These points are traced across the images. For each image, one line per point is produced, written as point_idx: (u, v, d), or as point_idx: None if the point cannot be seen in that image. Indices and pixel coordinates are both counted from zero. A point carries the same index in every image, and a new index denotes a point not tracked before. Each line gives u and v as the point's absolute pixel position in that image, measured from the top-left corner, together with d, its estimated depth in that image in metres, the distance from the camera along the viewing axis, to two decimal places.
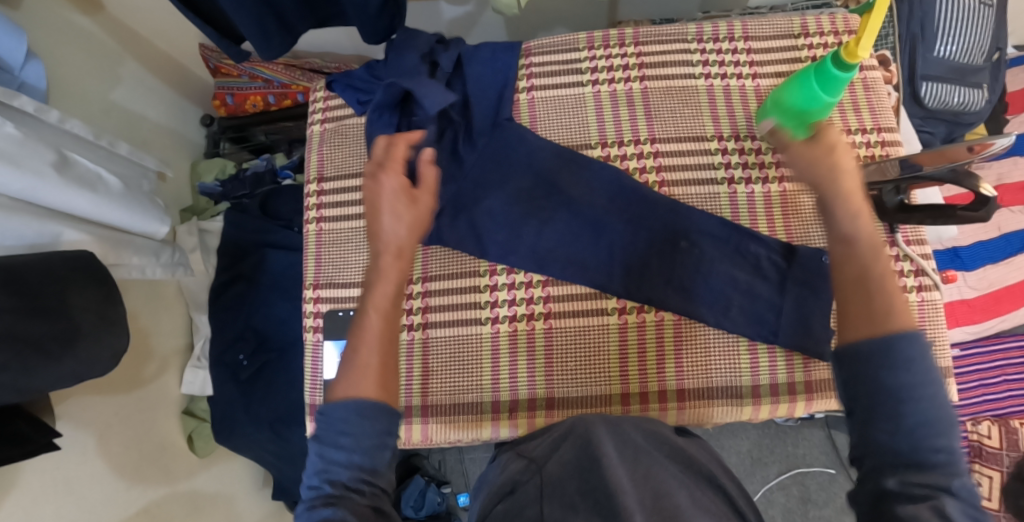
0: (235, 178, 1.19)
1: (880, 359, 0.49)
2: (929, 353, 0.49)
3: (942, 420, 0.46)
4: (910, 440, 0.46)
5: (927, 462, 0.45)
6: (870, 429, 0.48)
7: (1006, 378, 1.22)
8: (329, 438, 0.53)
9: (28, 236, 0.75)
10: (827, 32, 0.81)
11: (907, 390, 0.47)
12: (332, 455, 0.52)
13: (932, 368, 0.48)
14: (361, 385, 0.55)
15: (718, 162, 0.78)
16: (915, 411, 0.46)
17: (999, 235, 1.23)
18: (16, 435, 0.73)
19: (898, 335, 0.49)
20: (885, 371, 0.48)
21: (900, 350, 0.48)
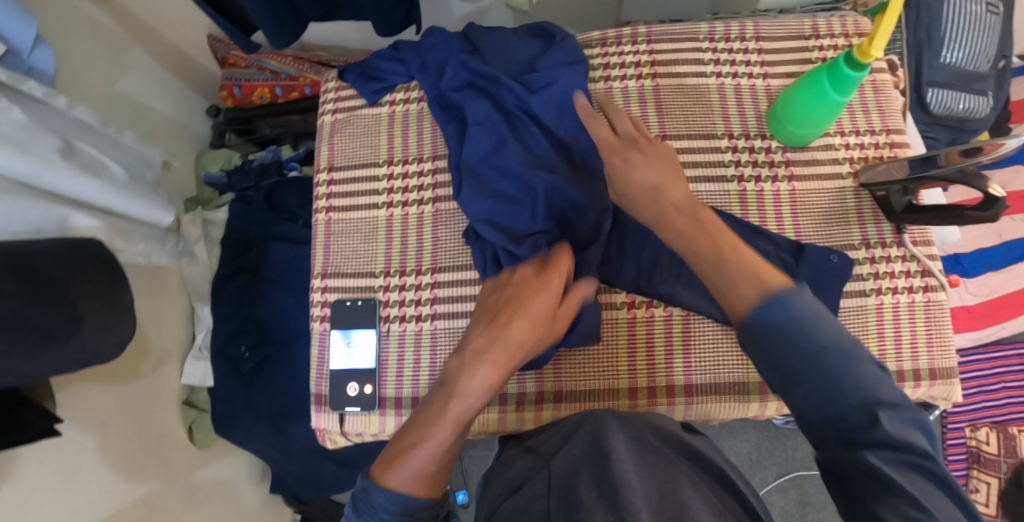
0: (240, 170, 1.18)
1: (771, 336, 0.50)
2: (811, 305, 0.50)
3: (844, 367, 0.47)
4: (824, 398, 0.47)
5: (847, 414, 0.47)
6: (791, 396, 0.50)
7: (1004, 386, 1.24)
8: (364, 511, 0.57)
9: (36, 220, 0.74)
10: (837, 34, 0.82)
11: (801, 352, 0.48)
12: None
13: (814, 317, 0.49)
14: (413, 479, 0.57)
15: (728, 160, 0.78)
16: (810, 366, 0.48)
17: (1000, 243, 1.24)
18: (17, 421, 0.73)
19: (764, 304, 0.51)
20: (772, 344, 0.50)
21: (771, 317, 0.50)
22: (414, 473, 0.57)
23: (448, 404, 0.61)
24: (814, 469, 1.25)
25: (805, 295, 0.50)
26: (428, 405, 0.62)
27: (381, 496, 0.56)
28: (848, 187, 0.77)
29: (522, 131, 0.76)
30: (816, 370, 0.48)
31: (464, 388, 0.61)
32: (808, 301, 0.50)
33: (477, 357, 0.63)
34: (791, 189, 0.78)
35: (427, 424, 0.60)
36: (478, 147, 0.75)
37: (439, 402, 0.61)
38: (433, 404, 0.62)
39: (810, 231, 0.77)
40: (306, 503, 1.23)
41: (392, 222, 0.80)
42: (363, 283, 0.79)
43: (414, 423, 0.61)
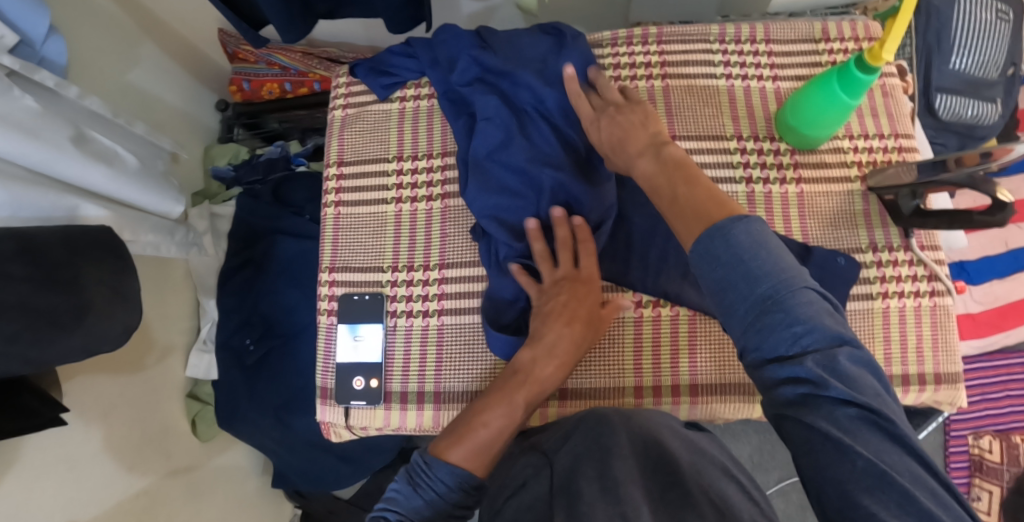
0: (247, 163, 1.18)
1: (721, 267, 0.48)
2: (758, 237, 0.48)
3: (790, 305, 0.45)
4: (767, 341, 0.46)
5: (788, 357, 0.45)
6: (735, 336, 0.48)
7: (1008, 394, 1.23)
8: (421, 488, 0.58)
9: (46, 209, 0.75)
10: (847, 38, 0.82)
11: (743, 291, 0.47)
12: (414, 503, 0.56)
13: (756, 254, 0.47)
14: (473, 456, 0.60)
15: (737, 162, 0.79)
16: (751, 305, 0.47)
17: (1007, 250, 1.24)
18: (23, 408, 0.73)
19: (709, 239, 0.49)
20: (718, 284, 0.48)
21: (716, 251, 0.49)
22: (475, 451, 0.60)
23: (513, 392, 0.65)
24: None
25: (754, 227, 0.48)
26: (490, 394, 0.66)
27: (441, 469, 0.58)
28: (855, 190, 0.78)
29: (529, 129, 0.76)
30: (758, 310, 0.46)
31: (536, 377, 0.66)
32: (752, 236, 0.48)
33: (549, 352, 0.67)
34: (799, 192, 0.78)
35: (488, 409, 0.64)
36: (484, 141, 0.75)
37: (505, 389, 0.65)
38: (496, 392, 0.65)
39: (817, 233, 0.77)
40: (307, 497, 1.23)
41: (400, 217, 0.81)
42: (370, 277, 0.79)
43: (474, 409, 0.64)
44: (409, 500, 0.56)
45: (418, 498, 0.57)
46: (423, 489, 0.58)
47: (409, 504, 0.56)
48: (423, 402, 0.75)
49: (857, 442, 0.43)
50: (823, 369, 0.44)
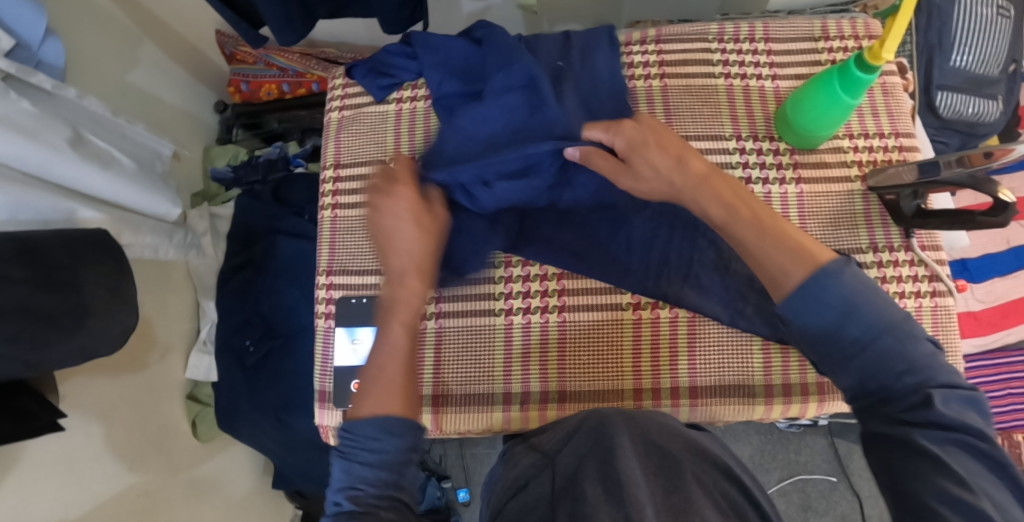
0: (247, 164, 1.19)
1: (829, 309, 0.52)
2: (857, 282, 0.52)
3: (895, 345, 0.51)
4: (871, 376, 0.52)
5: (894, 387, 0.51)
6: (839, 373, 0.53)
7: (1009, 391, 1.21)
8: (353, 454, 0.55)
9: (44, 211, 0.74)
10: (848, 36, 0.81)
11: (853, 331, 0.52)
12: (358, 470, 0.54)
13: (866, 297, 0.52)
14: (385, 402, 0.57)
15: (736, 161, 0.78)
16: (859, 341, 0.52)
17: (1008, 249, 1.24)
18: (22, 412, 0.73)
19: (810, 280, 0.53)
20: (826, 320, 0.52)
21: (822, 291, 0.52)
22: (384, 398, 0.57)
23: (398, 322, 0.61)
24: (816, 473, 1.25)
25: (854, 273, 0.53)
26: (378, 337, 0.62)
27: (362, 426, 0.55)
28: (856, 190, 0.77)
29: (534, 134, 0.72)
30: (865, 348, 0.51)
31: (402, 295, 0.62)
32: (859, 281, 0.53)
33: (399, 270, 0.63)
34: (799, 191, 0.77)
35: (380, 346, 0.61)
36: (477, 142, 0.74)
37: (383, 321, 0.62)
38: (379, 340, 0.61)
39: (818, 234, 0.76)
40: (308, 498, 1.23)
41: None
42: (368, 279, 0.79)
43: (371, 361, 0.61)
44: (352, 468, 0.55)
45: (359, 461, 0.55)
46: (353, 451, 0.55)
47: (353, 474, 0.54)
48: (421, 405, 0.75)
49: (954, 461, 0.47)
50: (934, 398, 0.49)
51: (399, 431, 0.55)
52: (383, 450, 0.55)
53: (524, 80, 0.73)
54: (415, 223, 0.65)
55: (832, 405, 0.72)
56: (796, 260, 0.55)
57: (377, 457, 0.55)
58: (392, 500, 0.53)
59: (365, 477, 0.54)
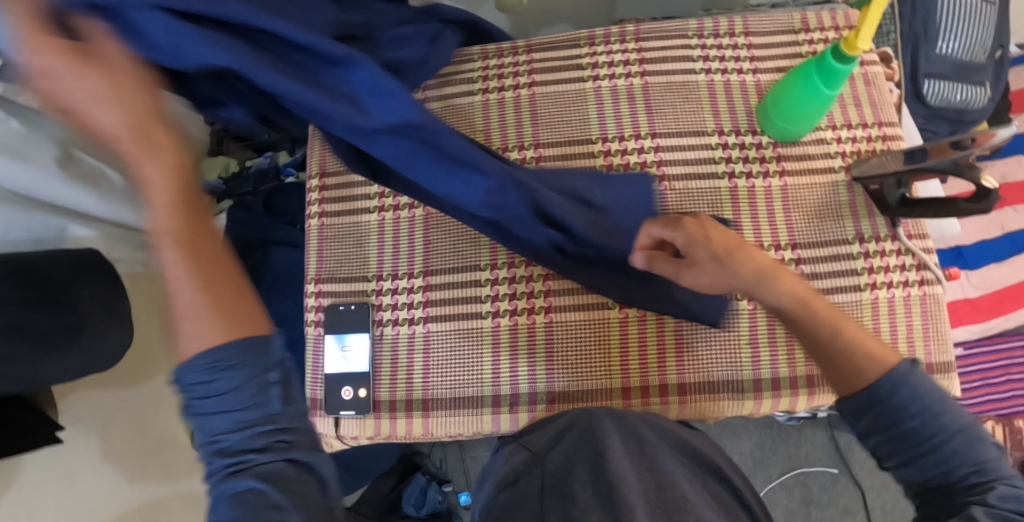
0: (238, 175, 1.16)
1: (897, 408, 0.54)
2: (928, 387, 0.55)
3: (965, 447, 0.52)
4: (939, 475, 0.53)
5: (962, 485, 0.51)
6: (907, 472, 0.54)
7: (1009, 378, 1.22)
8: (202, 404, 0.47)
9: (33, 229, 0.75)
10: (827, 28, 0.81)
11: (925, 431, 0.53)
12: (209, 422, 0.47)
13: (941, 402, 0.54)
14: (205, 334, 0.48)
15: (719, 157, 0.78)
16: (923, 438, 0.53)
17: (1002, 234, 1.24)
18: (19, 427, 0.73)
19: (881, 382, 0.55)
20: (897, 420, 0.54)
21: (896, 395, 0.54)
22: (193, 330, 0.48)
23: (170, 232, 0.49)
24: (817, 466, 1.24)
25: (923, 379, 0.55)
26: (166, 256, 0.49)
27: (190, 372, 0.47)
28: (840, 181, 0.77)
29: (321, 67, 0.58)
30: (935, 448, 0.53)
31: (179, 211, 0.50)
32: (930, 386, 0.55)
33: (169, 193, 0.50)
34: (782, 184, 0.77)
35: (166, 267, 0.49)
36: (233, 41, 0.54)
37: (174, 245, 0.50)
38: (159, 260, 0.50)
39: (803, 226, 0.76)
40: None
41: (384, 225, 0.81)
42: (356, 286, 0.79)
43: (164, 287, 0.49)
44: (206, 425, 0.47)
45: (210, 413, 0.47)
46: (195, 404, 0.47)
47: (210, 424, 0.47)
48: (411, 410, 0.75)
49: None
50: (997, 487, 0.50)
51: (236, 356, 0.47)
52: (227, 388, 0.47)
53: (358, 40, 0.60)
54: (113, 90, 0.48)
55: (823, 398, 0.72)
56: (866, 359, 0.57)
57: (223, 399, 0.47)
58: (277, 441, 0.48)
59: (229, 418, 0.47)
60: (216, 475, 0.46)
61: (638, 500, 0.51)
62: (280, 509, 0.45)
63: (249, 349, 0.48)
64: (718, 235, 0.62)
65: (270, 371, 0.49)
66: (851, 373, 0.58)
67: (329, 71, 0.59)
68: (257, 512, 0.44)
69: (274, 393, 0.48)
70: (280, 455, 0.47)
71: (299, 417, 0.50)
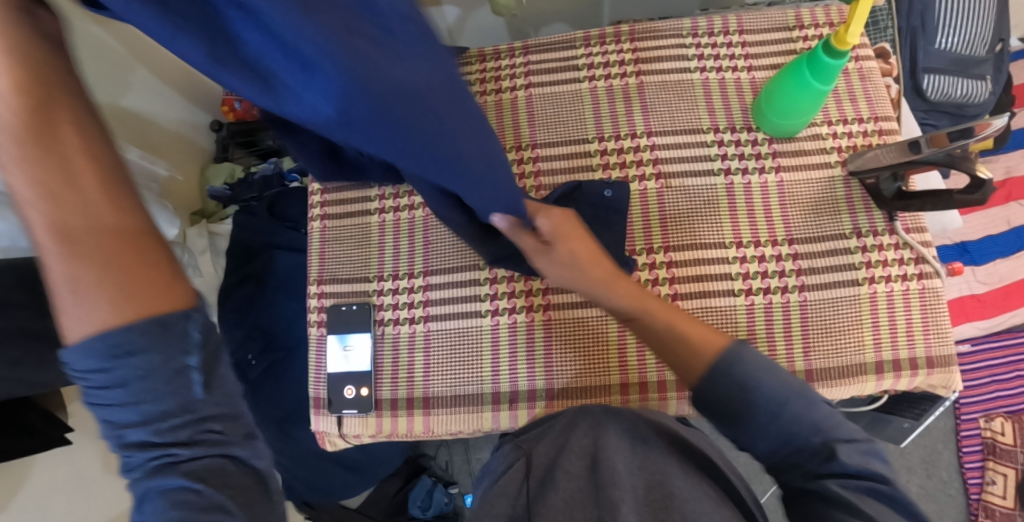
0: (244, 182, 1.19)
1: (733, 389, 0.55)
2: (754, 359, 0.55)
3: (803, 414, 0.53)
4: (788, 447, 0.53)
5: (808, 450, 0.52)
6: (757, 448, 0.55)
7: (1018, 374, 1.21)
8: (99, 398, 0.42)
9: None
10: (821, 24, 0.82)
11: (762, 402, 0.54)
12: (114, 412, 0.42)
13: (767, 371, 0.55)
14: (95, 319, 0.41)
15: (715, 154, 0.79)
16: (763, 415, 0.54)
17: (1008, 229, 1.23)
18: (29, 429, 0.75)
19: (713, 367, 0.56)
20: (732, 397, 0.55)
21: (728, 374, 0.55)
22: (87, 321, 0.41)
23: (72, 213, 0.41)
24: None
25: (747, 351, 0.56)
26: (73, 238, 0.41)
27: (79, 360, 0.40)
28: (837, 176, 0.77)
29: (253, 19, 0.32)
30: (775, 417, 0.53)
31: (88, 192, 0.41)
32: (755, 358, 0.55)
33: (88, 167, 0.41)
34: (779, 180, 0.78)
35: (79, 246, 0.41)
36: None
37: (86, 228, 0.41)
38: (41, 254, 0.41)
39: (800, 221, 0.76)
40: (316, 508, 1.19)
41: (385, 227, 0.82)
42: (358, 287, 0.80)
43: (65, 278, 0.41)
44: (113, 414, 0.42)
45: (115, 404, 0.42)
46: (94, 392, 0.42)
47: (120, 419, 0.42)
48: (412, 408, 0.76)
49: (868, 506, 0.48)
50: (839, 452, 0.50)
51: (142, 342, 0.41)
52: (133, 376, 0.41)
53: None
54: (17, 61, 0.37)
55: (822, 392, 0.72)
56: (700, 344, 0.58)
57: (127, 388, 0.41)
58: (204, 431, 0.44)
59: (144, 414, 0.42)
60: (139, 470, 0.43)
61: (627, 498, 0.52)
62: (223, 513, 0.44)
63: (159, 331, 0.42)
64: (580, 248, 0.62)
65: (188, 354, 0.43)
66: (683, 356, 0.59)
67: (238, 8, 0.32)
68: (196, 512, 0.43)
69: (192, 379, 0.44)
70: (212, 451, 0.44)
71: (221, 403, 0.45)
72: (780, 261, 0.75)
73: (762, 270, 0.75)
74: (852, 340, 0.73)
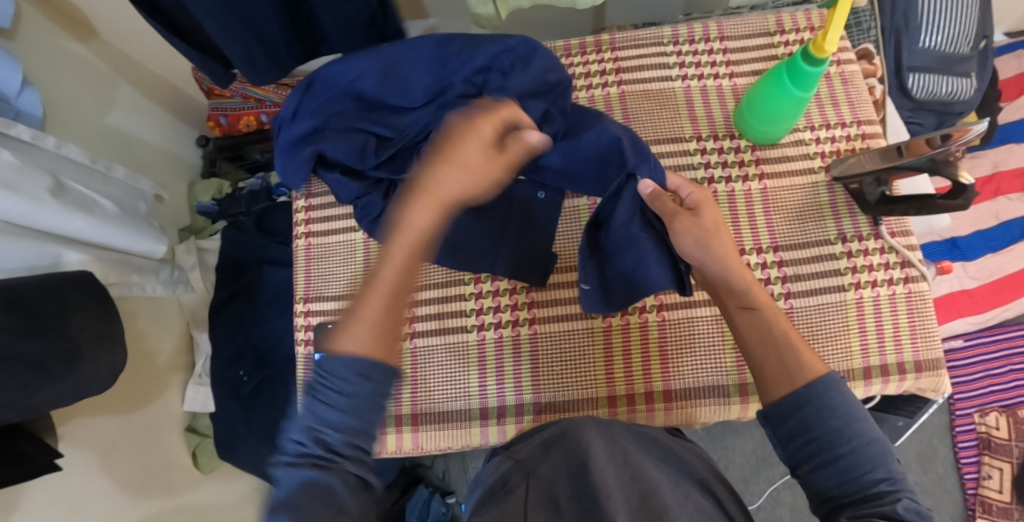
0: (231, 197, 1.20)
1: (814, 412, 0.51)
2: (851, 397, 0.52)
3: (875, 457, 0.49)
4: (846, 482, 0.49)
5: (871, 495, 0.48)
6: (815, 479, 0.51)
7: (1011, 368, 1.21)
8: (323, 392, 0.47)
9: (28, 259, 0.75)
10: (802, 29, 0.82)
11: (845, 431, 0.50)
12: (326, 410, 0.47)
13: (858, 409, 0.51)
14: (367, 339, 0.48)
15: (697, 162, 0.79)
16: (834, 442, 0.50)
17: (998, 224, 1.23)
18: (19, 456, 0.74)
19: (815, 385, 0.52)
20: (814, 424, 0.51)
21: (824, 399, 0.51)
22: (357, 336, 0.49)
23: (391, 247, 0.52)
24: None
25: (844, 388, 0.52)
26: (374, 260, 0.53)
27: (339, 362, 0.47)
28: (820, 181, 0.77)
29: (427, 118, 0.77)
30: (851, 453, 0.49)
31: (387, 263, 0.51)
32: (849, 395, 0.52)
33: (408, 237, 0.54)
34: (762, 187, 0.77)
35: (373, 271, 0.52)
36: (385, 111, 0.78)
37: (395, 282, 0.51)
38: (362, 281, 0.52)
39: (784, 228, 0.76)
40: None
41: (370, 243, 0.82)
42: (343, 305, 0.80)
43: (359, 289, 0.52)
44: (319, 415, 0.47)
45: (333, 405, 0.47)
46: (326, 392, 0.47)
47: (320, 414, 0.47)
48: (400, 425, 0.76)
49: None
50: (900, 504, 0.47)
51: (375, 373, 0.47)
52: (365, 394, 0.47)
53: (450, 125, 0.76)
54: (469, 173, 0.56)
55: None
56: (804, 364, 0.54)
57: (357, 402, 0.47)
58: (358, 454, 0.47)
59: (337, 420, 0.46)
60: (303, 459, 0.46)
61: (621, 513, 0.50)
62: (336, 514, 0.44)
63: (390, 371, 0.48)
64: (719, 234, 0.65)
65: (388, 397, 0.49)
66: (789, 367, 0.55)
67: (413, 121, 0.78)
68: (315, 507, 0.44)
69: (382, 418, 0.48)
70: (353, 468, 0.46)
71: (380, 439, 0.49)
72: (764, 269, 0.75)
73: None
74: (839, 346, 0.73)
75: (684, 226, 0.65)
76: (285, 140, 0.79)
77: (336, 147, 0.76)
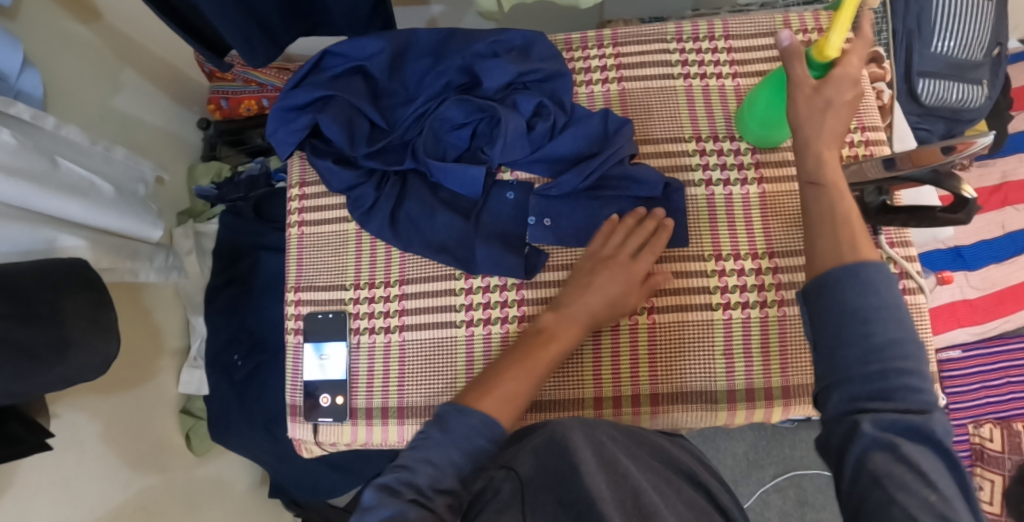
0: (230, 182, 1.19)
1: (846, 289, 0.49)
2: (893, 284, 0.48)
3: (903, 346, 0.46)
4: (869, 370, 0.46)
5: (889, 384, 0.45)
6: (836, 356, 0.48)
7: (1009, 380, 1.19)
8: (453, 433, 0.57)
9: (22, 243, 0.75)
10: (810, 29, 0.81)
11: (874, 312, 0.47)
12: (449, 451, 0.56)
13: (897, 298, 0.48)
14: (500, 412, 0.60)
15: (696, 164, 0.78)
16: (866, 324, 0.47)
17: (1003, 234, 1.21)
18: (9, 437, 0.74)
19: (861, 264, 0.49)
20: (844, 299, 0.48)
21: (864, 276, 0.48)
22: (499, 404, 0.61)
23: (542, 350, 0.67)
24: (813, 467, 1.23)
25: (882, 273, 0.49)
26: (520, 352, 0.67)
27: (472, 416, 0.58)
28: None
29: (441, 109, 0.77)
30: (877, 336, 0.46)
31: (532, 364, 0.66)
32: (885, 279, 0.48)
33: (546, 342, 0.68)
34: (761, 191, 0.76)
35: (521, 365, 0.66)
36: (408, 100, 0.81)
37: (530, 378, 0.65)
38: (510, 367, 0.65)
39: (782, 235, 0.75)
40: (304, 506, 1.23)
41: (362, 234, 0.81)
42: (334, 296, 0.80)
43: (510, 367, 0.65)
44: (436, 452, 0.55)
45: (456, 451, 0.56)
46: (456, 434, 0.57)
47: (441, 450, 0.56)
48: (388, 417, 0.76)
49: (917, 457, 0.42)
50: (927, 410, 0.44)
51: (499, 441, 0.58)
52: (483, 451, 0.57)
53: (464, 120, 0.77)
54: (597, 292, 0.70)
55: (798, 410, 0.72)
56: (850, 251, 0.52)
57: (475, 454, 0.56)
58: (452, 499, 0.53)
59: (454, 463, 0.55)
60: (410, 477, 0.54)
61: (613, 514, 0.48)
62: None
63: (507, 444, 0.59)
64: (837, 115, 0.63)
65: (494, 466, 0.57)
66: (841, 248, 0.52)
67: (422, 115, 0.79)
68: None
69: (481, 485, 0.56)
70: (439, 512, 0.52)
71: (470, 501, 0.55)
72: (742, 274, 0.74)
73: (741, 283, 0.74)
74: None
75: (796, 103, 0.64)
76: (283, 108, 0.78)
77: (333, 122, 0.75)
